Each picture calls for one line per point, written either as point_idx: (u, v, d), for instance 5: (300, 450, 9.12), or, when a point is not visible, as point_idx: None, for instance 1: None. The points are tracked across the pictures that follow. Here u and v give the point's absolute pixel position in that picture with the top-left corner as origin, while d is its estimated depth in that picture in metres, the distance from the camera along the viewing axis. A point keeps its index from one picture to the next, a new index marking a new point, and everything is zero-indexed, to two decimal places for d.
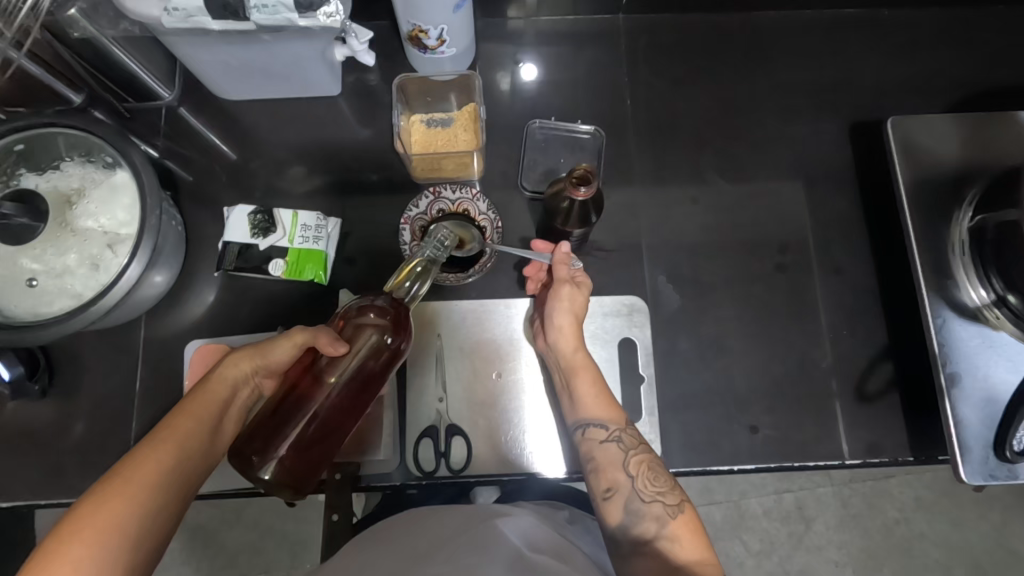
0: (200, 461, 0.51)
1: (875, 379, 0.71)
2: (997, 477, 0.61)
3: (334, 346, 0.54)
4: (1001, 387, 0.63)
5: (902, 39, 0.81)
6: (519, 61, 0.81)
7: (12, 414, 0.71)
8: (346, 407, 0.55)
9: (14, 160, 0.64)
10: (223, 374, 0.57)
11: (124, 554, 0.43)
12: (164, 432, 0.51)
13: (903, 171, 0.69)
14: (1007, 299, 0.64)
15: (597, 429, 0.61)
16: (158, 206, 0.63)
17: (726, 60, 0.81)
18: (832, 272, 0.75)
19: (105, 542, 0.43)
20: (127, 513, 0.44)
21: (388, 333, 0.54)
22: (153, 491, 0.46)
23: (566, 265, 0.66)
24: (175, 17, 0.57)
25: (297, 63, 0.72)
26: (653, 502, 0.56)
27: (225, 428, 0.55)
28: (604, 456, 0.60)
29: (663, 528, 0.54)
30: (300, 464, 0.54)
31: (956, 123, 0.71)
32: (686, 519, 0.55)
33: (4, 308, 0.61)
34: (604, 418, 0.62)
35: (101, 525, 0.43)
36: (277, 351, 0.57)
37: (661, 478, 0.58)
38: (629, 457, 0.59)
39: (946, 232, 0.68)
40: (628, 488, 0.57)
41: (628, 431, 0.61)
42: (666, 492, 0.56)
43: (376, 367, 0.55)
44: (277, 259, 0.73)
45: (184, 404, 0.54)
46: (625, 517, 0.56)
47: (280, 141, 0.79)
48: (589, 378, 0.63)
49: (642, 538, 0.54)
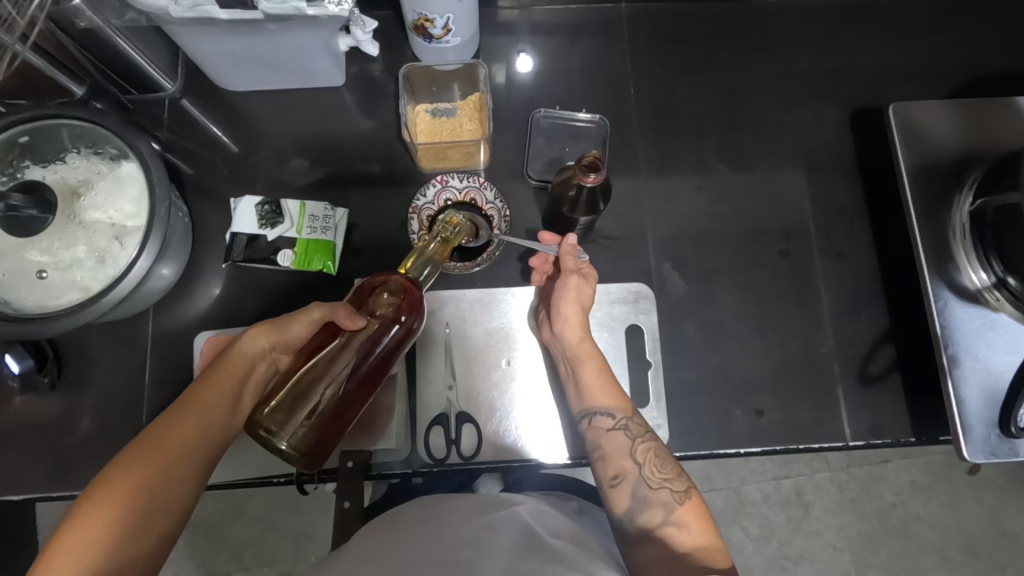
0: (221, 436, 0.53)
1: (877, 362, 0.72)
2: (998, 455, 0.63)
3: (352, 322, 0.54)
4: (1001, 367, 0.64)
5: (901, 26, 0.82)
6: (518, 52, 0.81)
7: (20, 408, 0.71)
8: (360, 383, 0.55)
9: (17, 153, 0.64)
10: (243, 349, 0.57)
11: (141, 527, 0.46)
12: (188, 406, 0.53)
13: (905, 158, 0.70)
14: (1007, 281, 0.65)
15: (605, 418, 0.62)
16: (167, 197, 0.63)
17: (727, 49, 0.82)
18: (834, 257, 0.76)
19: (130, 510, 0.46)
20: (151, 484, 0.47)
21: (405, 312, 0.55)
22: (177, 463, 0.49)
23: (574, 256, 0.67)
24: (182, 7, 0.57)
25: (301, 53, 0.71)
26: (660, 489, 0.57)
27: (246, 401, 0.56)
28: (612, 444, 0.60)
29: (670, 514, 0.55)
30: (315, 441, 0.54)
31: (954, 109, 0.72)
32: (692, 505, 0.56)
33: (14, 301, 0.61)
34: (612, 406, 0.62)
35: (126, 492, 0.46)
36: (295, 327, 0.57)
37: (667, 465, 0.59)
38: (635, 444, 0.60)
39: (946, 216, 0.69)
40: (635, 475, 0.58)
41: (634, 420, 0.62)
42: (673, 479, 0.57)
43: (390, 344, 0.56)
44: (286, 249, 0.72)
45: (202, 380, 0.54)
46: (633, 502, 0.57)
47: (284, 132, 0.79)
48: (596, 367, 0.64)
49: (648, 526, 0.55)
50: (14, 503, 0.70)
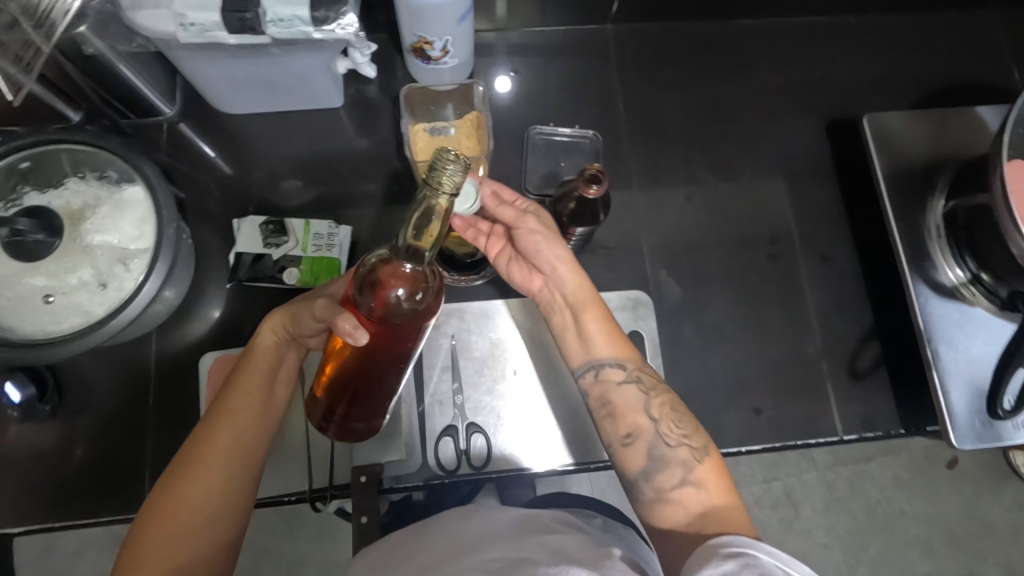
0: (259, 444, 0.54)
1: (865, 358, 0.76)
2: (984, 440, 0.66)
3: (354, 335, 0.47)
4: (981, 357, 0.68)
5: (866, 43, 0.88)
6: (493, 72, 0.84)
7: (18, 438, 0.70)
8: (389, 366, 0.50)
9: (18, 179, 0.64)
10: (262, 343, 0.57)
11: (190, 543, 0.48)
12: (221, 413, 0.54)
13: (881, 166, 0.75)
14: (981, 277, 0.69)
15: (613, 370, 0.58)
16: (174, 219, 0.64)
17: (707, 66, 0.86)
18: (819, 260, 0.80)
19: (179, 528, 0.48)
20: (197, 501, 0.50)
21: (420, 289, 0.47)
22: (216, 476, 0.51)
23: (508, 208, 0.61)
24: (191, 32, 0.58)
25: (301, 76, 0.73)
26: (678, 447, 0.53)
27: (279, 391, 0.57)
28: (623, 400, 0.56)
29: (689, 473, 0.51)
30: (365, 415, 0.55)
31: (921, 118, 0.77)
32: (712, 464, 0.52)
33: (17, 327, 0.61)
34: (619, 358, 0.59)
35: (176, 512, 0.49)
36: (306, 326, 0.54)
37: (685, 420, 0.55)
38: (647, 401, 0.56)
39: (922, 217, 0.73)
40: (651, 432, 0.54)
41: (645, 370, 0.58)
42: (691, 435, 0.54)
43: (405, 328, 0.48)
44: (292, 268, 0.73)
45: (233, 381, 0.56)
46: (650, 462, 0.53)
47: (282, 153, 0.80)
48: (598, 315, 0.60)
49: (665, 486, 0.52)
50: (12, 535, 0.68)
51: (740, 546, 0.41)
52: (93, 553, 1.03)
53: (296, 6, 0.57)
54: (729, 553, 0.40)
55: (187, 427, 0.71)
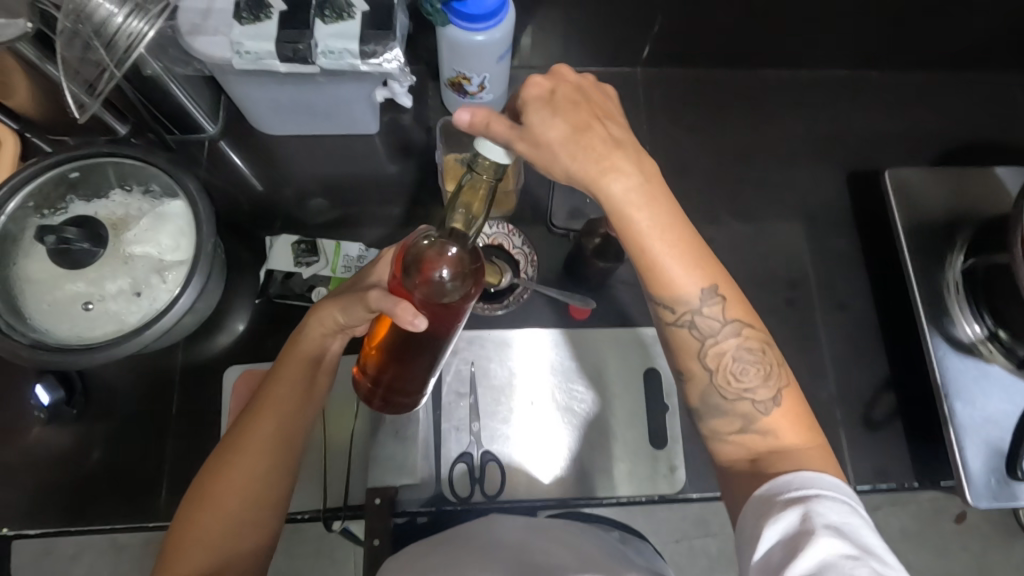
0: (300, 435, 0.55)
1: (879, 408, 0.76)
2: (1000, 499, 0.66)
3: (415, 322, 0.47)
4: (998, 416, 0.69)
5: (888, 99, 0.90)
6: None
7: (40, 439, 0.71)
8: (436, 340, 0.52)
9: (66, 188, 0.66)
10: (308, 335, 0.55)
11: (233, 529, 0.51)
12: (264, 402, 0.54)
13: (901, 219, 0.77)
14: (998, 334, 0.70)
15: (667, 311, 0.49)
16: (213, 234, 0.65)
17: (732, 113, 0.88)
18: (836, 307, 0.81)
19: (221, 514, 0.50)
20: (238, 490, 0.51)
21: (465, 277, 0.48)
22: (257, 468, 0.52)
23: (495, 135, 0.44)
24: (246, 60, 0.61)
25: (341, 103, 0.76)
26: (738, 400, 0.49)
27: (320, 378, 0.58)
28: (679, 342, 0.50)
29: (751, 424, 0.48)
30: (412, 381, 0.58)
31: (942, 175, 0.79)
32: (786, 410, 0.48)
33: (56, 332, 0.62)
34: (681, 296, 0.48)
35: (216, 500, 0.51)
36: (353, 317, 0.54)
37: (751, 371, 0.49)
38: (706, 346, 0.49)
39: (941, 272, 0.74)
40: (706, 380, 0.50)
41: (706, 313, 0.48)
42: (756, 388, 0.49)
43: (454, 309, 0.49)
44: (320, 287, 0.75)
45: (275, 371, 0.56)
46: (704, 406, 0.50)
47: (316, 175, 0.83)
48: (663, 233, 0.46)
49: (721, 431, 0.50)
50: (26, 535, 0.69)
51: (803, 490, 0.43)
52: (92, 557, 1.03)
53: (347, 41, 0.60)
54: (793, 499, 0.42)
55: (206, 438, 0.72)
